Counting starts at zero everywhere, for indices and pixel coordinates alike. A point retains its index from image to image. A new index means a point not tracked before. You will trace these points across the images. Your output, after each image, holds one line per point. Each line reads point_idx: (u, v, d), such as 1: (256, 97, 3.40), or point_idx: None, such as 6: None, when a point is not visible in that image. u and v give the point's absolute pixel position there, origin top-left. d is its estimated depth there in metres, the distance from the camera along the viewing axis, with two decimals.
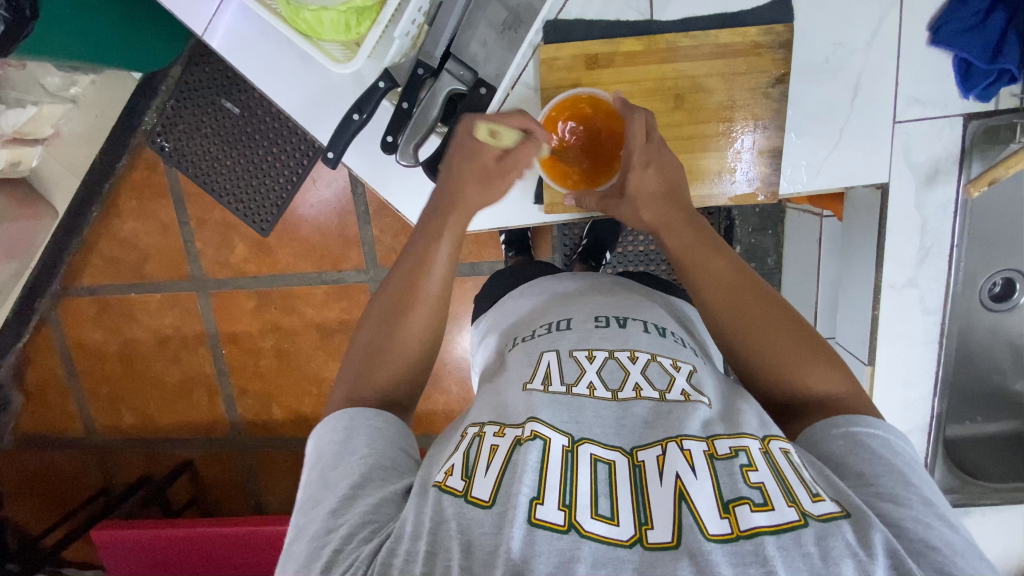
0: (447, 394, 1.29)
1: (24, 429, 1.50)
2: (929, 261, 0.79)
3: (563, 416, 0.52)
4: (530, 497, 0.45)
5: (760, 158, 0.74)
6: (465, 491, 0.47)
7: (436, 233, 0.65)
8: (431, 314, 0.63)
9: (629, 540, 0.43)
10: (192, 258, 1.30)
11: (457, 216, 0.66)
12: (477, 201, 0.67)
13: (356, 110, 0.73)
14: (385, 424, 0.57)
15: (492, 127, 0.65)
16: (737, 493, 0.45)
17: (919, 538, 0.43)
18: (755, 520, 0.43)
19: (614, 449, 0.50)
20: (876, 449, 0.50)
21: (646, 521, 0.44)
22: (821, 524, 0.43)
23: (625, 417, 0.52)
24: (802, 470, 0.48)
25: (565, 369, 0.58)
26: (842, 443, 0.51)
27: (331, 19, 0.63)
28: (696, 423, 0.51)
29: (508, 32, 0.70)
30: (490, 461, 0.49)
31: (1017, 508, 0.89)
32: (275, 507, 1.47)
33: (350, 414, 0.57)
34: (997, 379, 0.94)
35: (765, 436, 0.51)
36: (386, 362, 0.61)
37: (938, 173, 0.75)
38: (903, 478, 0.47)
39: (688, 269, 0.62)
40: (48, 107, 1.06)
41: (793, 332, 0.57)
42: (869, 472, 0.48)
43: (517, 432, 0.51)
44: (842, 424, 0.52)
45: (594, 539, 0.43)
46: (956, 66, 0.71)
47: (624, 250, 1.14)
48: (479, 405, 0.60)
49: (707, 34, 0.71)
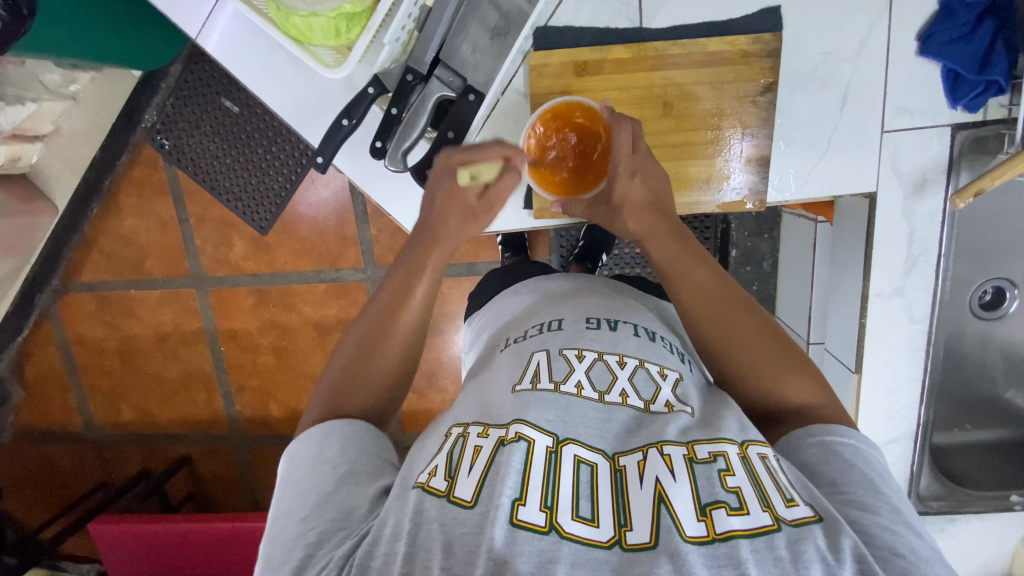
0: (443, 393, 1.30)
1: (24, 423, 1.51)
2: (916, 270, 0.79)
3: (550, 414, 0.52)
4: (513, 498, 0.46)
5: (749, 166, 0.75)
6: (448, 491, 0.48)
7: (414, 263, 0.66)
8: (405, 341, 0.65)
9: (608, 541, 0.44)
10: (190, 255, 1.31)
11: (438, 247, 0.66)
12: (460, 233, 0.67)
13: (345, 115, 0.74)
14: (358, 432, 0.57)
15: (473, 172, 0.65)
16: (715, 496, 0.45)
17: (886, 545, 0.44)
18: (731, 524, 0.44)
19: (597, 451, 0.50)
20: (848, 458, 0.50)
21: (626, 523, 0.45)
22: (793, 529, 0.43)
23: (610, 423, 0.53)
24: (779, 474, 0.48)
25: (554, 368, 0.58)
26: (815, 452, 0.52)
27: (320, 25, 0.64)
28: (673, 429, 0.51)
29: (498, 38, 0.70)
30: (474, 461, 0.50)
31: (1006, 516, 0.89)
32: (272, 503, 1.48)
33: (325, 428, 0.58)
34: (987, 387, 0.94)
35: (744, 440, 0.51)
36: (366, 380, 0.62)
37: (926, 183, 0.75)
38: (873, 486, 0.48)
39: (673, 279, 0.63)
40: (47, 104, 1.07)
41: (775, 346, 0.57)
42: (841, 480, 0.49)
43: (501, 433, 0.51)
44: (817, 433, 0.53)
45: (574, 540, 0.44)
46: (944, 77, 0.71)
47: (619, 253, 1.15)
48: (464, 407, 0.60)
49: (695, 42, 0.71)
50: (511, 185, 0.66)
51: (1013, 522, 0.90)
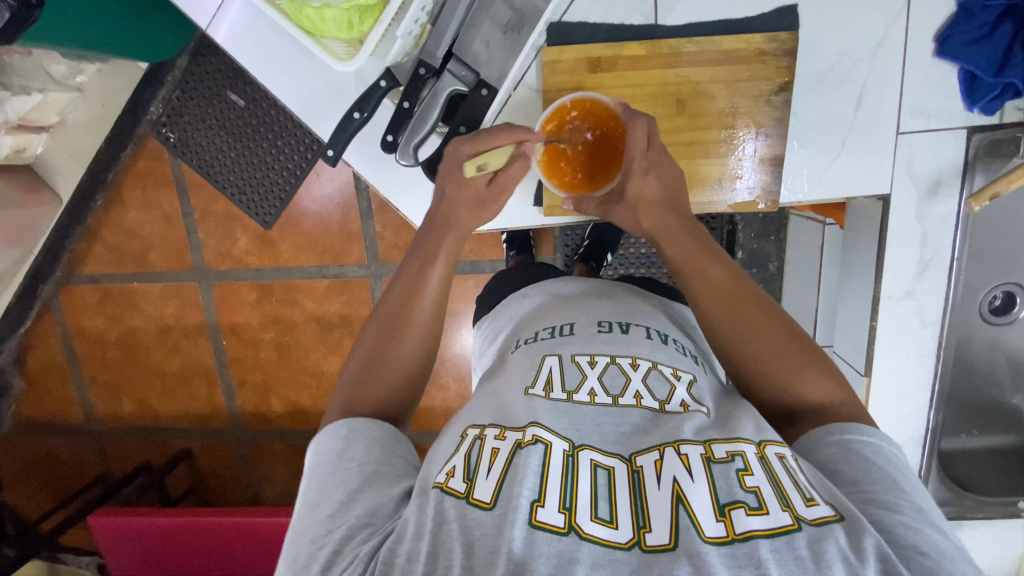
0: (446, 391, 1.29)
1: (24, 414, 1.51)
2: (929, 273, 0.78)
3: (564, 421, 0.52)
4: (531, 499, 0.45)
5: (761, 166, 0.74)
6: (466, 493, 0.48)
7: (427, 253, 0.67)
8: (422, 336, 0.65)
9: (628, 543, 0.43)
10: (193, 249, 1.31)
11: (450, 238, 0.68)
12: (470, 224, 0.69)
13: (356, 109, 0.73)
14: (382, 433, 0.57)
15: (480, 162, 0.66)
16: (733, 496, 0.45)
17: (910, 544, 0.43)
18: (750, 524, 0.43)
19: (613, 455, 0.50)
20: (868, 457, 0.50)
21: (645, 525, 0.44)
22: (814, 529, 0.43)
23: (623, 424, 0.53)
24: (798, 474, 0.48)
25: (566, 375, 0.57)
26: (835, 451, 0.51)
27: (333, 17, 0.63)
28: (688, 428, 0.51)
29: (511, 32, 0.69)
30: (491, 464, 0.49)
31: (1012, 521, 0.89)
32: (271, 499, 1.48)
33: (348, 424, 0.57)
34: (994, 392, 0.94)
35: (761, 440, 0.51)
36: (382, 377, 0.62)
37: (940, 186, 0.75)
38: (894, 485, 0.47)
39: (687, 276, 0.62)
40: (53, 95, 1.06)
41: (789, 341, 0.57)
42: (861, 479, 0.48)
43: (518, 435, 0.51)
44: (836, 432, 0.52)
45: (593, 542, 0.43)
46: (961, 78, 0.71)
47: (625, 253, 1.14)
48: (477, 406, 0.60)
49: (711, 39, 0.71)
50: (519, 172, 0.69)
51: (1018, 527, 0.89)
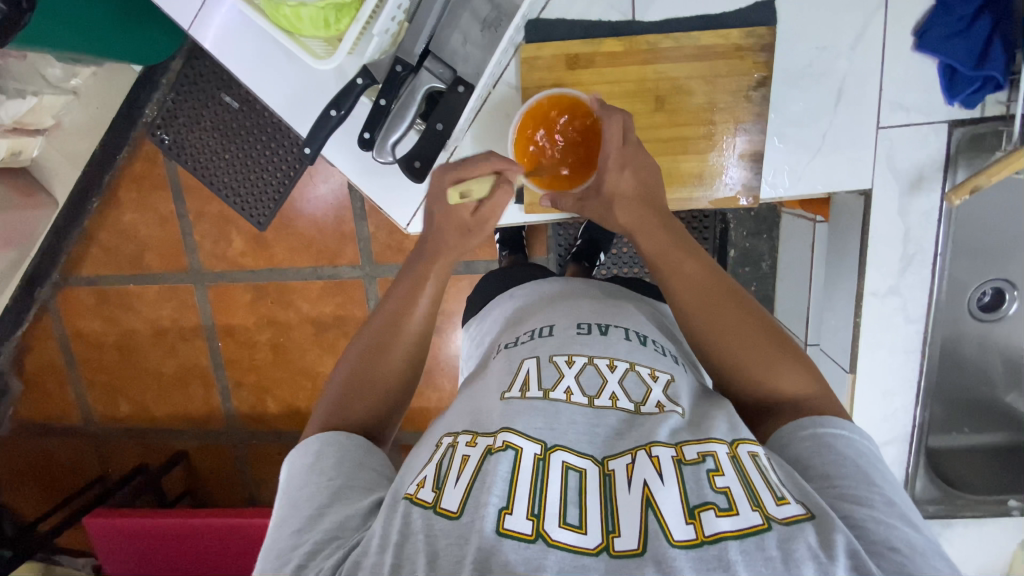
0: (440, 391, 1.29)
1: (23, 416, 1.52)
2: (912, 269, 0.78)
3: (538, 422, 0.51)
4: (499, 506, 0.45)
5: (743, 162, 0.74)
6: (434, 503, 0.47)
7: (416, 279, 0.67)
8: (412, 350, 0.65)
9: (596, 548, 0.43)
10: (188, 251, 1.31)
11: (440, 261, 0.67)
12: (460, 248, 0.68)
13: (334, 106, 0.74)
14: (352, 446, 0.57)
15: (461, 191, 0.65)
16: (703, 498, 0.45)
17: (880, 539, 0.43)
18: (720, 526, 0.43)
19: (586, 457, 0.50)
20: (841, 450, 0.49)
21: (613, 529, 0.44)
22: (784, 528, 0.43)
23: (598, 426, 0.53)
24: (770, 473, 0.47)
25: (544, 374, 0.57)
26: (807, 445, 0.51)
27: (309, 15, 0.63)
28: (665, 430, 0.50)
29: (489, 30, 0.70)
30: (461, 472, 0.49)
31: (1003, 520, 0.88)
32: (268, 500, 1.48)
33: (323, 438, 0.57)
34: (986, 390, 0.93)
35: (734, 439, 0.50)
36: (368, 390, 0.62)
37: (922, 180, 0.74)
38: (866, 479, 0.47)
39: (663, 272, 0.62)
40: (49, 98, 1.06)
41: (764, 334, 0.57)
42: (833, 474, 0.48)
43: (488, 441, 0.51)
44: (808, 426, 0.52)
45: (561, 548, 0.43)
46: (941, 72, 0.70)
47: (617, 252, 1.14)
48: (457, 411, 0.60)
49: (688, 35, 0.71)
50: (503, 201, 0.67)
51: (1008, 526, 0.89)
